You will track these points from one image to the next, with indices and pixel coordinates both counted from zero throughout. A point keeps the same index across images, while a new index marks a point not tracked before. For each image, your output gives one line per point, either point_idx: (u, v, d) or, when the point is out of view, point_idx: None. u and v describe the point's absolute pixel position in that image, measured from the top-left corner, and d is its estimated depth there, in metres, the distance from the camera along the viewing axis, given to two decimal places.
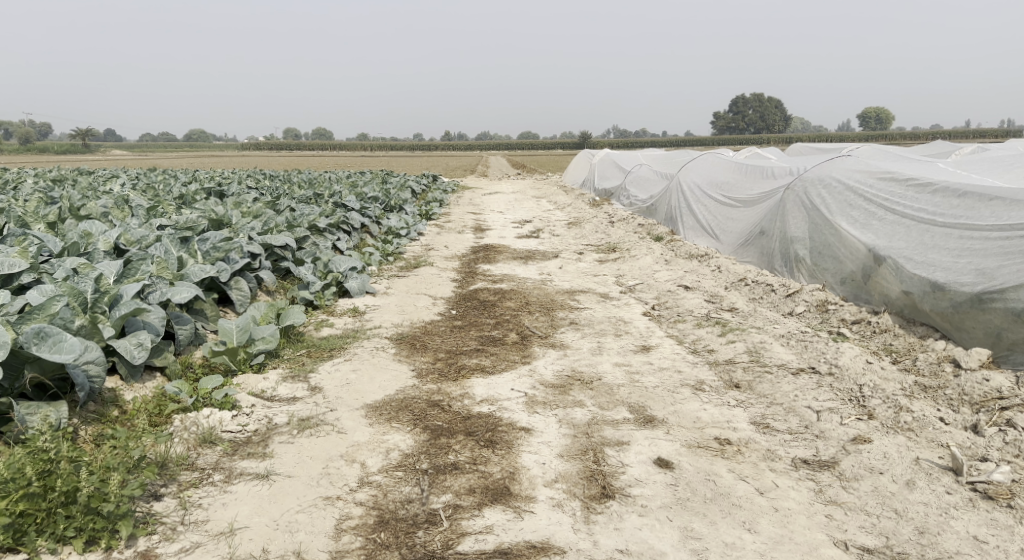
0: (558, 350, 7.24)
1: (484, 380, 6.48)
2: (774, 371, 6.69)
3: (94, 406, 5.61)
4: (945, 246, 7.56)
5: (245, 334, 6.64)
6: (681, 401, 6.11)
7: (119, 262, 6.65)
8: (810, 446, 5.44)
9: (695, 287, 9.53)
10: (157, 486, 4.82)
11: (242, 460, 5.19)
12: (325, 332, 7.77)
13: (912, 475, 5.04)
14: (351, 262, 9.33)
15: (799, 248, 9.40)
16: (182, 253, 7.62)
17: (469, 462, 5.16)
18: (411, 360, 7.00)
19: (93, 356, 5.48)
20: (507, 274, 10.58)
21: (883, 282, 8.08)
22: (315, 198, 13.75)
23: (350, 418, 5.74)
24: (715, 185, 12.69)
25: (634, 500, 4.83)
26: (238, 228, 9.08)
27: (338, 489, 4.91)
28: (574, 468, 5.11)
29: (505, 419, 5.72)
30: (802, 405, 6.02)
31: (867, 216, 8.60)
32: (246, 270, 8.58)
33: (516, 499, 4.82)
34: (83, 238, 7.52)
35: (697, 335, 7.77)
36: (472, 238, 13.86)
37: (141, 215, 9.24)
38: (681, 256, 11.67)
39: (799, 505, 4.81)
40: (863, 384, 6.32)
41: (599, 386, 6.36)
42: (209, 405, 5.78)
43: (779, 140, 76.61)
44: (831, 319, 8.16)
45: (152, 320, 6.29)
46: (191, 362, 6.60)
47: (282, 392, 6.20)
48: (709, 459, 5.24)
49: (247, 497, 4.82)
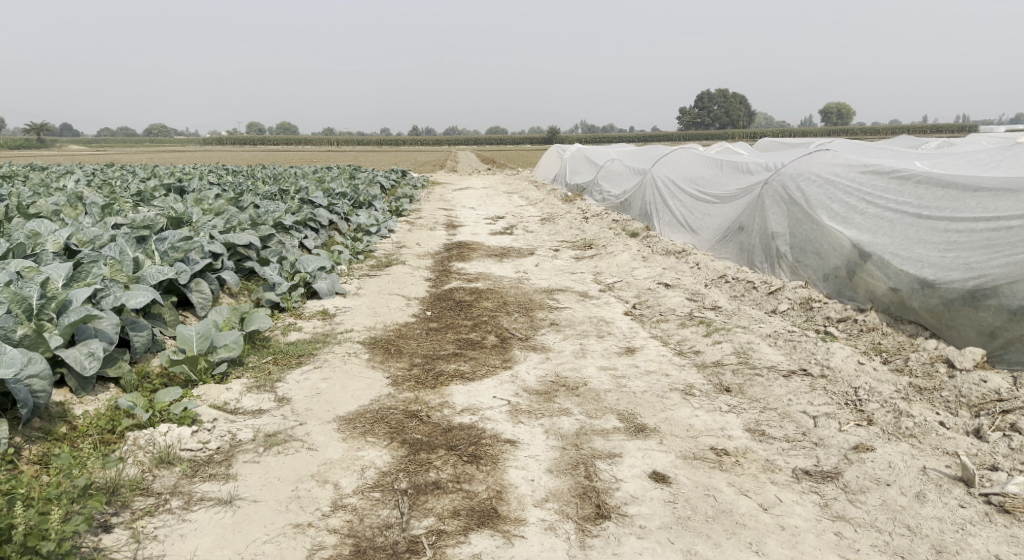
0: (539, 354, 6.89)
1: (464, 387, 6.11)
2: (765, 374, 6.38)
3: (40, 423, 5.18)
4: (931, 241, 7.33)
5: (207, 341, 6.19)
6: (672, 408, 5.79)
7: (68, 266, 6.21)
8: (810, 455, 5.17)
9: (676, 285, 9.24)
10: (106, 516, 4.42)
11: (202, 483, 4.78)
12: (292, 337, 7.34)
13: (921, 487, 4.80)
14: (320, 261, 8.89)
15: (780, 244, 9.11)
16: (137, 254, 7.17)
17: (452, 480, 4.80)
18: (386, 367, 6.61)
19: (38, 370, 5.08)
20: (482, 272, 10.19)
21: (868, 279, 7.84)
22: (280, 194, 13.24)
23: (321, 433, 5.34)
24: (690, 180, 12.42)
25: (632, 520, 4.52)
26: (198, 226, 8.61)
27: (309, 514, 4.52)
28: (566, 485, 4.78)
29: (488, 431, 5.35)
30: (797, 410, 5.74)
31: (849, 211, 8.35)
32: (207, 271, 8.14)
33: (505, 522, 4.48)
34: (29, 238, 7.02)
35: (682, 335, 7.46)
36: (443, 235, 13.46)
37: (95, 213, 8.76)
38: (659, 252, 11.38)
39: (806, 523, 4.54)
40: (858, 386, 6.04)
41: (585, 392, 6.02)
42: (167, 420, 5.34)
43: (744, 134, 77.02)
44: (816, 317, 7.89)
45: (104, 327, 5.86)
46: (147, 372, 6.14)
47: (246, 405, 5.77)
48: (707, 472, 4.94)
49: (208, 527, 4.42)
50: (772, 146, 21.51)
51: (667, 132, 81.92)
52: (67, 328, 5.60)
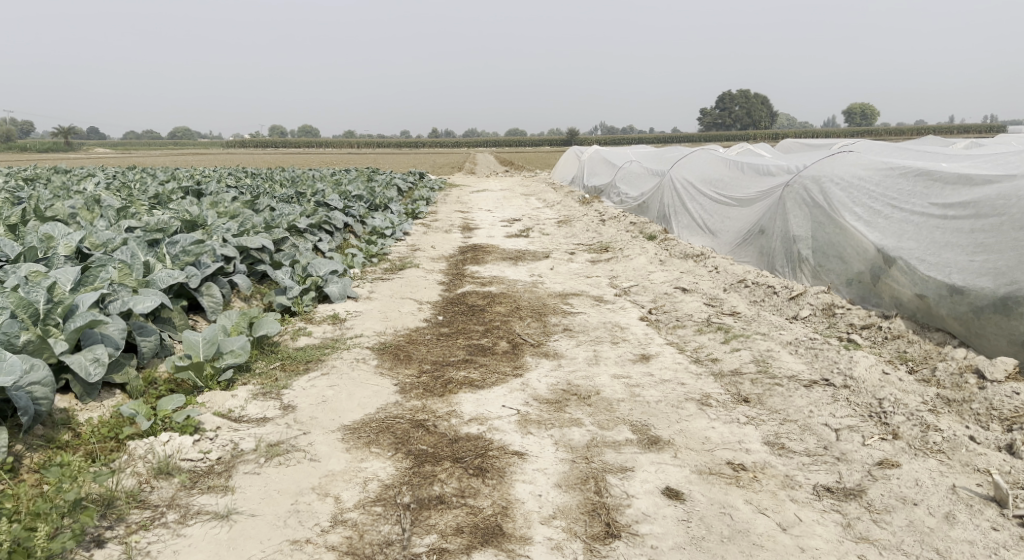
0: (551, 361, 6.71)
1: (472, 395, 5.93)
2: (785, 384, 6.14)
3: (42, 430, 5.07)
4: (959, 243, 7.06)
5: (212, 347, 6.13)
6: (688, 419, 5.58)
7: (75, 269, 6.11)
8: (832, 471, 4.96)
9: (693, 289, 9.02)
10: (99, 530, 4.31)
11: (200, 495, 4.64)
12: (301, 342, 7.21)
13: (951, 507, 4.62)
14: (332, 265, 8.75)
15: (802, 248, 8.83)
16: (148, 258, 7.04)
17: (457, 495, 4.64)
18: (394, 374, 6.44)
19: (39, 377, 4.97)
20: (496, 276, 10.01)
21: (893, 285, 7.57)
22: (297, 197, 13.15)
23: (325, 443, 5.19)
24: (710, 181, 12.15)
25: (643, 540, 4.36)
26: (211, 229, 8.49)
27: (307, 530, 4.39)
28: (574, 501, 4.61)
29: (495, 442, 5.18)
30: (819, 423, 5.51)
31: (872, 214, 8.08)
32: (219, 274, 8.03)
33: (510, 540, 4.33)
34: (43, 242, 6.97)
35: (699, 342, 7.25)
36: (458, 237, 13.30)
37: (111, 216, 8.70)
38: (676, 255, 11.16)
39: (827, 544, 4.39)
40: (882, 397, 5.77)
41: (597, 402, 5.83)
42: (170, 428, 5.22)
43: (765, 135, 76.24)
44: (839, 324, 7.63)
45: (111, 332, 5.73)
46: (154, 379, 6.03)
47: (250, 413, 5.64)
48: (723, 488, 4.76)
49: (203, 543, 4.30)
50: (794, 147, 21.16)
51: (689, 133, 81.36)
52: (72, 333, 5.50)
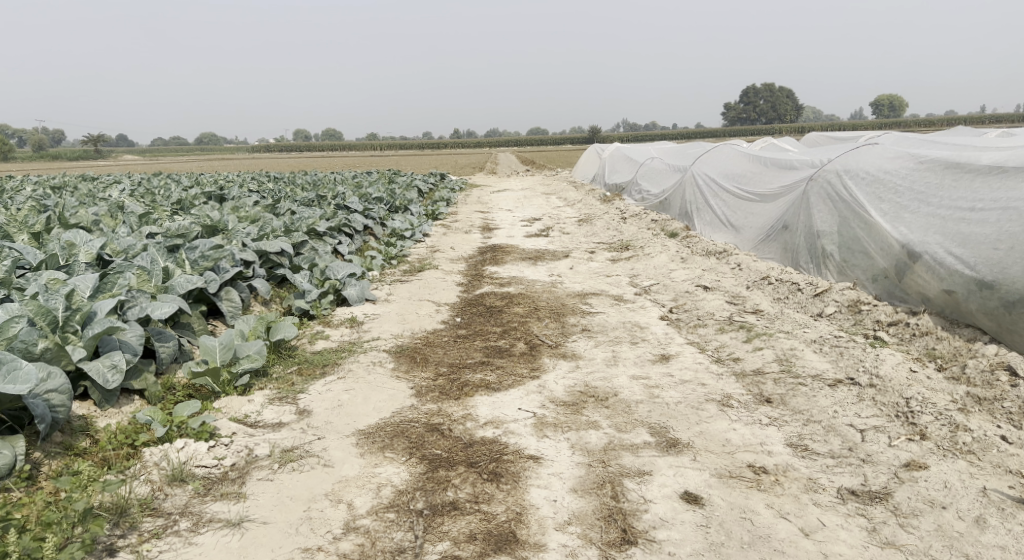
0: (569, 362, 6.62)
1: (489, 398, 5.86)
2: (809, 384, 5.99)
3: (61, 437, 5.06)
4: (986, 236, 6.86)
5: (229, 352, 6.06)
6: (708, 420, 5.46)
7: (94, 276, 6.13)
8: (857, 473, 4.83)
9: (715, 287, 8.88)
10: (112, 539, 4.30)
11: (213, 503, 4.62)
12: (318, 346, 7.17)
13: (981, 511, 4.47)
14: (350, 268, 8.71)
15: (826, 244, 8.66)
16: (168, 263, 7.06)
17: (471, 501, 4.57)
18: (410, 377, 6.38)
19: (56, 384, 4.96)
20: (515, 276, 9.93)
21: (919, 281, 7.40)
22: (318, 200, 13.16)
23: (339, 449, 5.14)
24: (732, 177, 11.98)
25: (660, 546, 4.26)
26: (231, 234, 8.51)
27: (319, 538, 4.35)
28: (590, 506, 4.52)
29: (510, 446, 5.10)
30: (843, 424, 5.37)
31: (898, 209, 7.88)
32: (238, 278, 8.02)
33: (524, 548, 4.25)
34: (64, 248, 7.00)
35: (721, 341, 7.11)
36: (478, 238, 13.24)
37: (133, 222, 8.76)
38: (698, 252, 11.01)
39: (851, 550, 4.26)
40: (909, 396, 5.59)
41: (615, 404, 5.73)
42: (185, 434, 5.17)
43: (790, 129, 75.43)
44: (865, 321, 7.46)
45: (129, 338, 5.74)
46: (172, 384, 6.01)
47: (266, 418, 5.60)
48: (744, 492, 4.64)
49: (214, 552, 4.28)
50: (818, 142, 20.88)
51: (712, 129, 80.77)
52: (90, 340, 5.48)
